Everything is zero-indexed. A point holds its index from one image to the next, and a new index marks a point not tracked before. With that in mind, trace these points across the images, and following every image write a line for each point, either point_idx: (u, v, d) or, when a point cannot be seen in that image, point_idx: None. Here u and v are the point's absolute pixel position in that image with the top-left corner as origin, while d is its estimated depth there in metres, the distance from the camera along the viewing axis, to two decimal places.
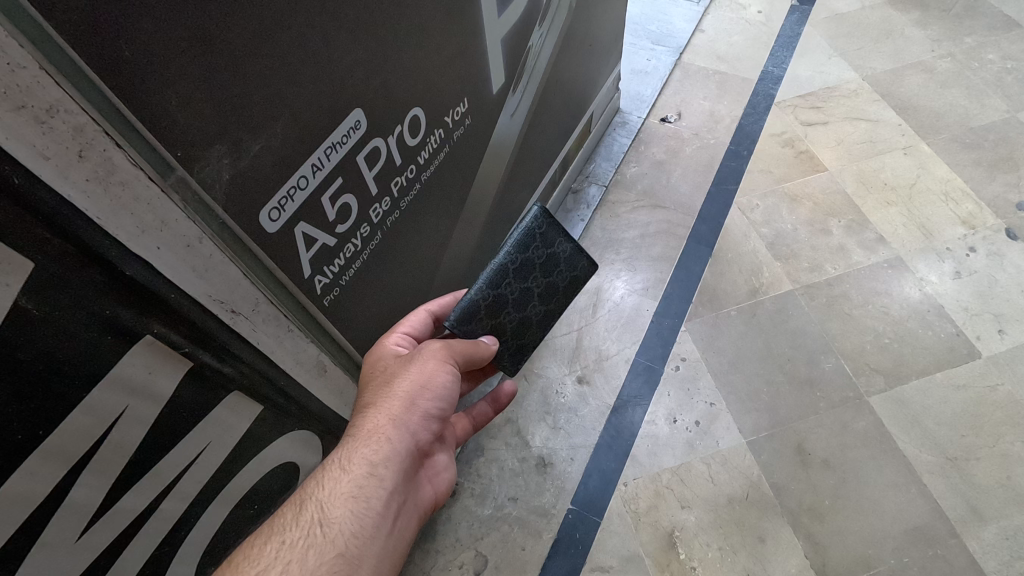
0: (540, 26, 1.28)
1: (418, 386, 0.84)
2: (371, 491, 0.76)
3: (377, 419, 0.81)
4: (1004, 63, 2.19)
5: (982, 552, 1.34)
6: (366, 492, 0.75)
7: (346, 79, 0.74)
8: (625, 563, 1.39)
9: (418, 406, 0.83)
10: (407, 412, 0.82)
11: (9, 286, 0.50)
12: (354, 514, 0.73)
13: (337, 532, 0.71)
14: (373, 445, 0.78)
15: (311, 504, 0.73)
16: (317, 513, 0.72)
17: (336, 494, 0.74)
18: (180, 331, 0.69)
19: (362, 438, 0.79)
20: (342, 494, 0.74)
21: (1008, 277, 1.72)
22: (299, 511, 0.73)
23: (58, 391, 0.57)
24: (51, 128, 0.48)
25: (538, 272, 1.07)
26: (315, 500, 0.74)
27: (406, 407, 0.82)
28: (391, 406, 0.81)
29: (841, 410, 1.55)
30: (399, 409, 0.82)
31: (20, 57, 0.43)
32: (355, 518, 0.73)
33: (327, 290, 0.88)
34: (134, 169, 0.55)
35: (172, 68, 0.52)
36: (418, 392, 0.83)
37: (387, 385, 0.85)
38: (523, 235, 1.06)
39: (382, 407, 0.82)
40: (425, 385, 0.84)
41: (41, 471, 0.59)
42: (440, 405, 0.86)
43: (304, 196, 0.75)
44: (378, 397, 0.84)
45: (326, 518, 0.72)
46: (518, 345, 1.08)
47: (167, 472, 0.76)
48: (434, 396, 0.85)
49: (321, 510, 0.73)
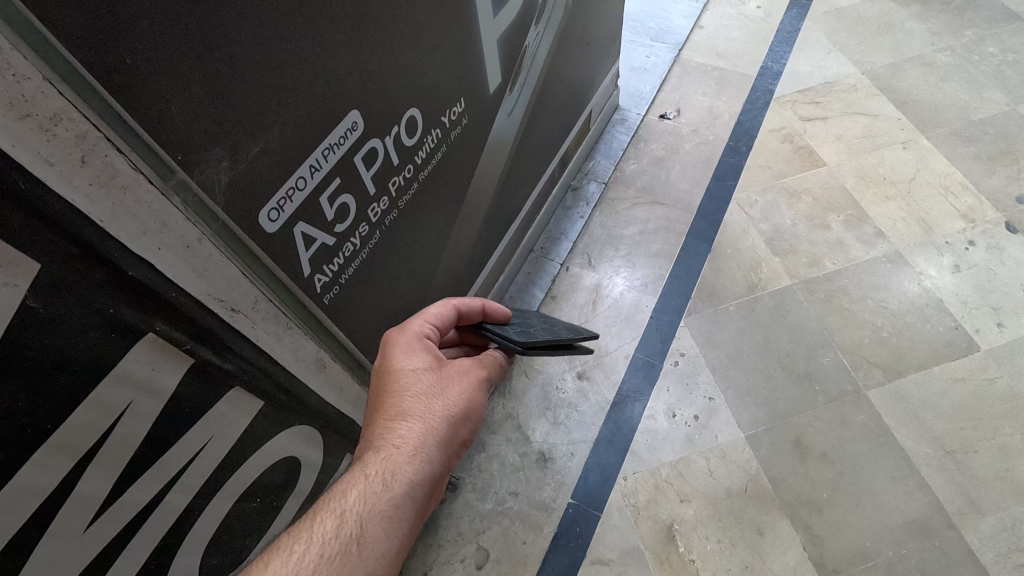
0: (537, 26, 1.30)
1: (461, 413, 0.87)
2: (405, 510, 0.77)
3: (419, 437, 0.81)
4: (1004, 56, 2.18)
5: (980, 543, 1.35)
6: (401, 513, 0.76)
7: (343, 82, 0.76)
8: (625, 556, 1.40)
9: (456, 432, 0.86)
10: (448, 436, 0.84)
11: (17, 287, 0.52)
12: (388, 533, 0.74)
13: (373, 552, 0.71)
14: (415, 465, 0.79)
15: (349, 518, 0.72)
16: (355, 528, 0.72)
17: (375, 511, 0.74)
18: (182, 328, 0.71)
19: (406, 455, 0.79)
20: (381, 512, 0.74)
21: (1007, 270, 1.72)
22: (337, 522, 0.72)
23: (64, 387, 0.59)
24: (55, 135, 0.50)
25: (543, 319, 1.16)
26: (354, 515, 0.73)
27: (449, 431, 0.84)
28: (435, 427, 0.83)
29: (839, 404, 1.56)
30: (439, 429, 0.83)
31: (24, 68, 0.45)
32: (389, 539, 0.74)
33: (326, 288, 0.90)
34: (136, 174, 0.57)
35: (169, 74, 0.54)
36: (459, 419, 0.86)
37: (430, 402, 0.85)
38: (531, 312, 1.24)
39: (423, 425, 0.82)
40: (465, 412, 0.87)
41: (48, 464, 0.61)
42: (471, 432, 0.89)
43: (303, 197, 0.77)
44: (420, 410, 0.84)
45: (363, 536, 0.72)
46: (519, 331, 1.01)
47: (172, 465, 0.78)
48: (471, 425, 0.88)
49: (359, 526, 0.72)
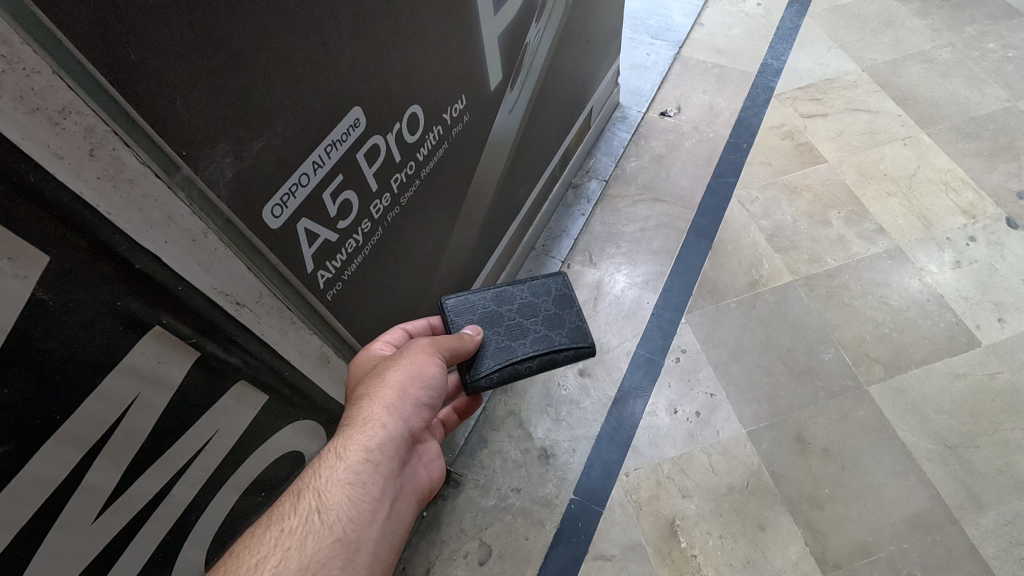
0: (537, 24, 1.30)
1: (411, 376, 0.87)
2: (368, 475, 0.77)
3: (371, 407, 0.83)
4: (1004, 52, 2.18)
5: (981, 537, 1.35)
6: (362, 478, 0.77)
7: (345, 80, 0.76)
8: (627, 552, 1.41)
9: (410, 394, 0.86)
10: (400, 399, 0.85)
11: (27, 279, 0.53)
12: (350, 499, 0.75)
13: (335, 518, 0.72)
14: (368, 431, 0.80)
15: (308, 493, 0.74)
16: (314, 501, 0.73)
17: (333, 480, 0.75)
18: (187, 322, 0.71)
19: (356, 425, 0.80)
20: (340, 481, 0.75)
21: (1007, 265, 1.72)
22: (297, 499, 0.74)
23: (72, 378, 0.60)
24: (63, 129, 0.50)
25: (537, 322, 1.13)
26: (311, 488, 0.75)
27: (399, 394, 0.85)
28: (384, 395, 0.84)
29: (840, 400, 1.57)
30: (392, 396, 0.84)
31: (33, 62, 0.46)
32: (352, 504, 0.74)
33: (329, 285, 0.91)
34: (142, 168, 0.57)
35: (175, 70, 0.55)
36: (411, 384, 0.87)
37: (378, 377, 0.87)
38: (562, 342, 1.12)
39: (375, 396, 0.84)
40: (413, 373, 0.88)
41: (57, 455, 0.61)
42: (431, 394, 0.89)
43: (305, 193, 0.78)
44: (372, 386, 0.86)
45: (323, 505, 0.73)
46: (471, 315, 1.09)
47: (178, 458, 0.79)
48: (425, 385, 0.88)
49: (318, 496, 0.74)
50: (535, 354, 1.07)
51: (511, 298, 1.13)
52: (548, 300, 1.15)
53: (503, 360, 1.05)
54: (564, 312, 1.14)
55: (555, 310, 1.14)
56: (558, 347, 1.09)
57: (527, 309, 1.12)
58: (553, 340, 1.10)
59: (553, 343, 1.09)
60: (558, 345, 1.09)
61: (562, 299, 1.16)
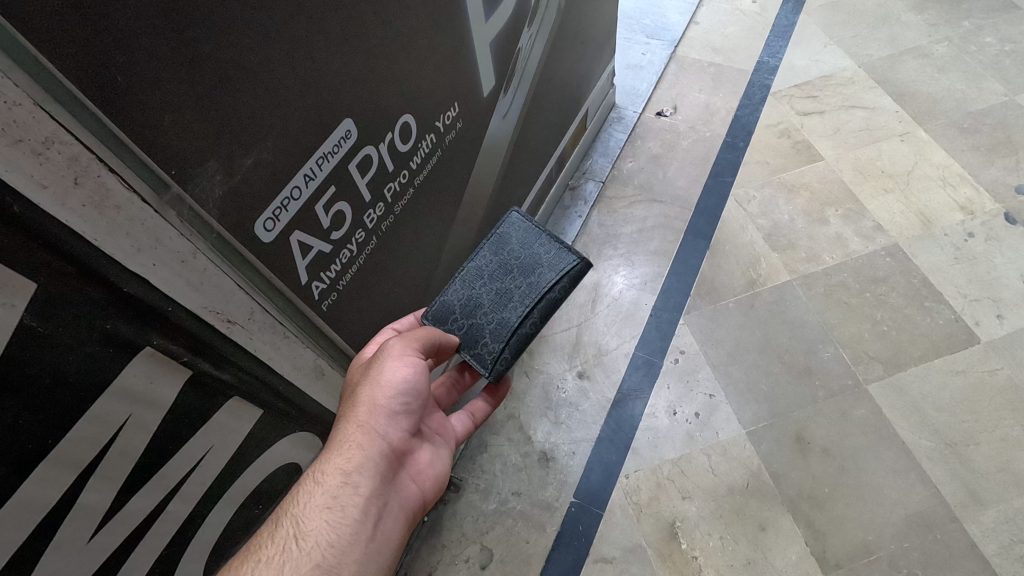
0: (529, 28, 1.30)
1: (388, 389, 0.86)
2: (347, 497, 0.79)
3: (349, 427, 0.84)
4: (1003, 45, 2.17)
5: (982, 535, 1.35)
6: (340, 501, 0.78)
7: (335, 93, 0.77)
8: (628, 554, 1.41)
9: (388, 408, 0.86)
10: (377, 415, 0.85)
11: (14, 306, 0.53)
12: (330, 524, 0.76)
13: (313, 545, 0.74)
14: (345, 453, 0.81)
15: (287, 520, 0.77)
16: (292, 528, 0.76)
17: (310, 507, 0.77)
18: (179, 341, 0.71)
19: (335, 448, 0.82)
20: (318, 505, 0.77)
21: (1006, 261, 1.72)
22: (276, 527, 0.76)
23: (63, 402, 0.60)
24: (47, 159, 0.51)
25: (522, 271, 1.08)
26: (291, 516, 0.77)
27: (375, 410, 0.85)
28: (361, 414, 0.84)
29: (840, 399, 1.56)
30: (368, 413, 0.84)
31: (16, 96, 0.46)
32: (331, 528, 0.76)
33: (324, 296, 0.92)
34: (128, 194, 0.58)
35: (160, 93, 0.55)
36: (388, 398, 0.86)
37: (356, 394, 0.87)
38: (556, 271, 1.08)
39: (353, 415, 0.85)
40: (392, 386, 0.86)
41: (50, 477, 0.61)
42: (412, 403, 0.88)
43: (298, 206, 0.78)
44: (351, 404, 0.87)
45: (301, 532, 0.75)
46: (457, 315, 1.06)
47: (173, 475, 0.79)
48: (404, 396, 0.87)
49: (297, 524, 0.76)
50: (530, 311, 1.05)
51: (480, 272, 1.09)
52: (513, 250, 1.11)
53: (505, 338, 1.04)
54: (539, 248, 1.10)
55: (526, 253, 1.10)
56: (549, 286, 1.07)
57: (501, 270, 1.09)
58: (543, 280, 1.07)
59: (541, 286, 1.06)
60: (546, 287, 1.06)
61: (527, 237, 1.12)
